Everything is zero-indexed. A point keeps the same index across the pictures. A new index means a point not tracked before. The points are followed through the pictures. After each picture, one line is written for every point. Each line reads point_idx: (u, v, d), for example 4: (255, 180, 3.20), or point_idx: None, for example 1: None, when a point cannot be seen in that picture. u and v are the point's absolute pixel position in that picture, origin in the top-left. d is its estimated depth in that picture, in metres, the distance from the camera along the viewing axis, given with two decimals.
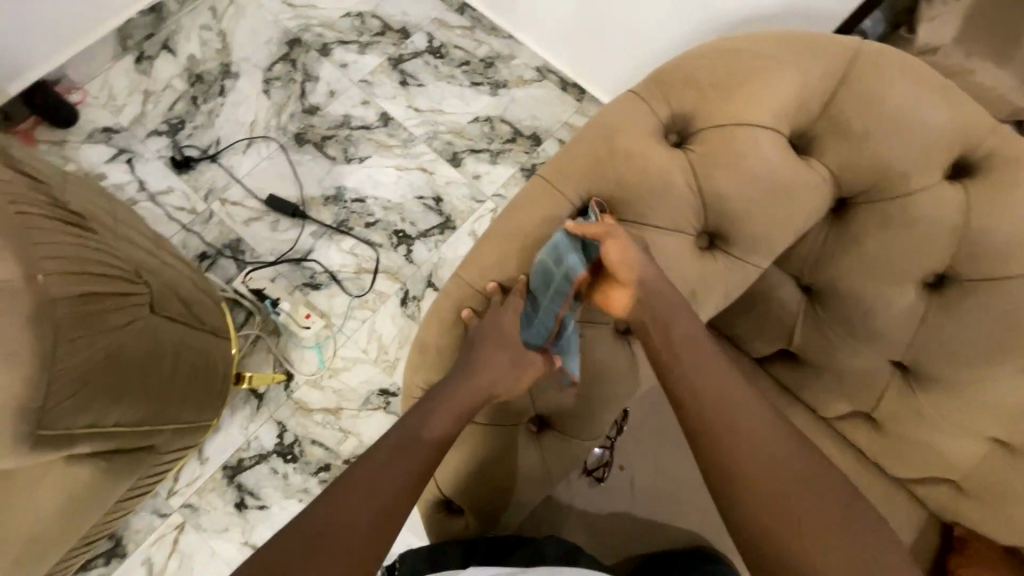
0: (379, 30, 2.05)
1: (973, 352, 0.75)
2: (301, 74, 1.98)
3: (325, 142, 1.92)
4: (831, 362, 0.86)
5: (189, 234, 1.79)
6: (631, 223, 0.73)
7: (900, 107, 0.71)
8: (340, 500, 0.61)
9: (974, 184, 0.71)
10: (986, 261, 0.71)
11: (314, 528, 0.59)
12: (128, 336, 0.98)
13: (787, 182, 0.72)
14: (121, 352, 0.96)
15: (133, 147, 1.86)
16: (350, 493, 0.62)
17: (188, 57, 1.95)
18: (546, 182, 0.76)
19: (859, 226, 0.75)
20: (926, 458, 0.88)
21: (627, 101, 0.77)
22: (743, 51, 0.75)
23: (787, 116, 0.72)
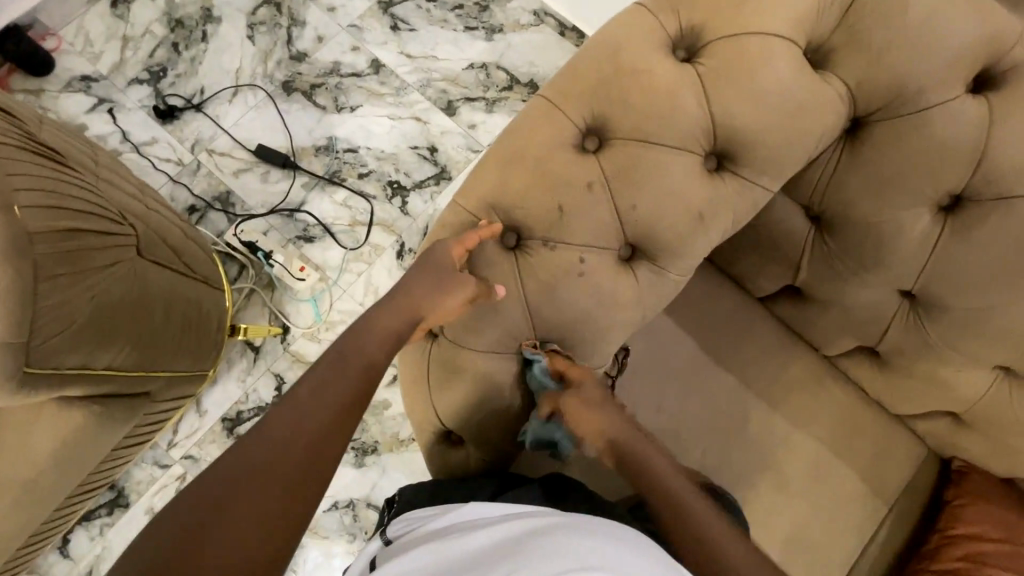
0: None
1: (985, 278, 0.73)
2: (287, 19, 1.89)
3: (314, 91, 1.84)
4: (837, 294, 0.85)
5: (177, 187, 1.74)
6: (636, 142, 0.70)
7: (925, 13, 0.66)
8: (289, 423, 0.65)
9: (997, 98, 0.68)
10: (1006, 180, 0.68)
11: (274, 441, 0.64)
12: (115, 278, 0.95)
13: (801, 97, 0.68)
14: (108, 293, 0.94)
15: (113, 96, 1.79)
16: (296, 417, 0.66)
17: (167, 1, 1.85)
18: (548, 103, 0.73)
19: (873, 146, 0.72)
20: (928, 389, 0.88)
21: (632, 16, 0.72)
22: None
23: (803, 28, 0.68)
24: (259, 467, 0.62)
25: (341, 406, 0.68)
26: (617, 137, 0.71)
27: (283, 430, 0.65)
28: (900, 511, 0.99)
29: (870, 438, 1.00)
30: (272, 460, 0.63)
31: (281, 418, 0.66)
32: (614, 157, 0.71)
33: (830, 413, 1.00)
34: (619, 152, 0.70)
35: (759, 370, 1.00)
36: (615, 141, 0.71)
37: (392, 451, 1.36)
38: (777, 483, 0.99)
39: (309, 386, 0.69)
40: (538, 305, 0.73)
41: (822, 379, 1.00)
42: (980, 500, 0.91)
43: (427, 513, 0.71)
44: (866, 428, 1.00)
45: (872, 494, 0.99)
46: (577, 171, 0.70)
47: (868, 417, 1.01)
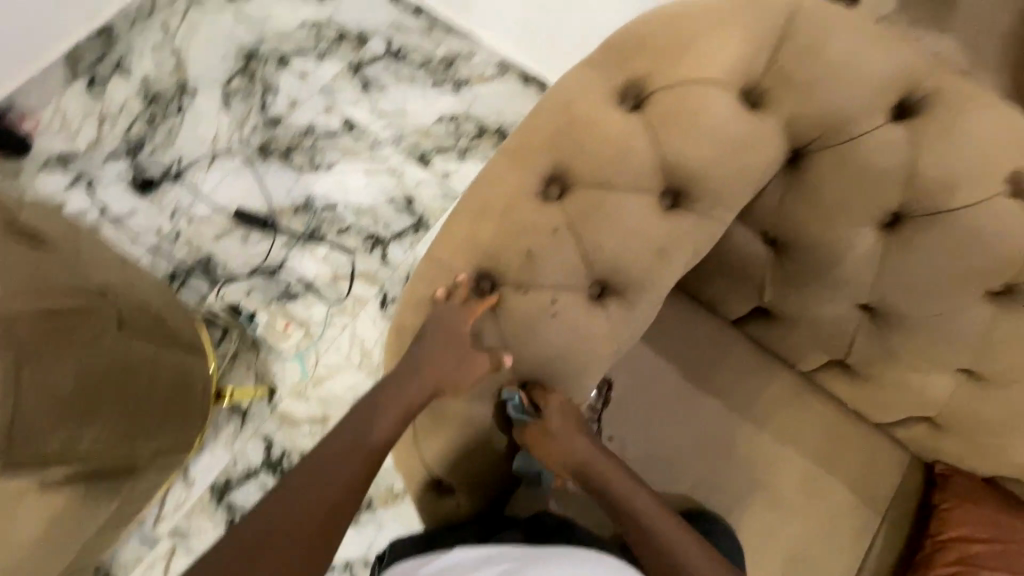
0: (336, 38, 2.04)
1: (934, 289, 0.77)
2: (260, 87, 1.96)
3: (291, 152, 1.90)
4: (801, 312, 0.89)
5: (158, 255, 1.76)
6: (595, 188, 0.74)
7: (842, 53, 0.72)
8: (300, 497, 0.69)
9: (919, 124, 0.73)
10: (938, 197, 0.73)
11: (283, 517, 0.67)
12: (96, 353, 0.97)
13: (741, 134, 0.74)
14: (90, 370, 0.95)
15: (92, 172, 1.82)
16: (307, 493, 0.69)
17: (142, 77, 1.92)
18: (509, 156, 0.77)
19: (814, 174, 0.77)
20: (901, 397, 0.91)
21: (581, 72, 0.78)
22: (689, 10, 0.76)
23: (737, 74, 0.74)
24: (267, 540, 0.66)
25: (349, 483, 0.71)
26: (577, 184, 0.75)
27: (283, 512, 0.68)
28: (892, 520, 1.00)
29: (854, 448, 1.02)
30: (280, 533, 0.67)
31: (293, 490, 0.69)
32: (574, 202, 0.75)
33: (813, 427, 1.03)
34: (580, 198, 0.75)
35: (739, 391, 1.03)
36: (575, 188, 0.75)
37: (387, 505, 1.33)
38: (770, 500, 1.00)
39: (320, 456, 0.72)
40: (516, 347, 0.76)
41: (801, 395, 1.04)
42: (966, 503, 0.93)
43: (411, 564, 0.70)
44: (849, 439, 1.02)
45: (863, 505, 1.00)
46: (542, 219, 0.74)
47: (850, 428, 1.03)
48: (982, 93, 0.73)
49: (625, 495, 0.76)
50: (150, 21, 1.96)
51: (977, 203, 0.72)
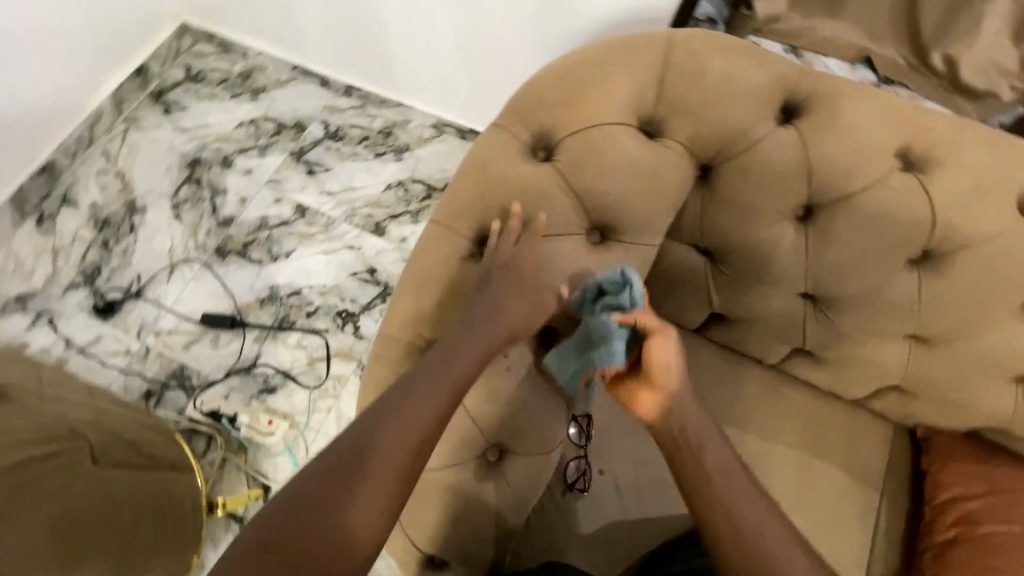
0: (274, 130, 2.11)
1: (860, 268, 0.81)
2: (208, 191, 2.01)
3: (248, 248, 1.93)
4: (750, 311, 0.92)
5: (129, 376, 1.74)
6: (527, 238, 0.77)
7: (720, 74, 0.78)
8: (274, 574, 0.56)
9: (805, 122, 0.79)
10: (840, 183, 0.78)
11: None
12: (71, 496, 0.95)
13: (648, 165, 0.79)
14: (69, 512, 0.95)
15: (52, 306, 1.81)
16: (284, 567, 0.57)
17: (90, 205, 1.95)
18: (439, 225, 0.81)
19: (725, 184, 0.82)
20: (865, 372, 0.93)
21: (490, 135, 0.83)
22: (576, 61, 0.82)
23: (631, 110, 0.79)
24: None
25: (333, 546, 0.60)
26: None
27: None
28: (891, 493, 1.01)
29: (837, 430, 1.04)
30: None
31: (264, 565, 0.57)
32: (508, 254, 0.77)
33: (793, 418, 1.04)
34: (512, 249, 0.77)
35: (716, 397, 1.04)
36: (505, 239, 0.77)
37: None
38: (769, 499, 1.00)
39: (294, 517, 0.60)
40: (479, 406, 0.78)
41: (774, 388, 1.06)
42: (951, 462, 0.95)
43: None
44: (830, 422, 1.05)
45: (858, 483, 1.01)
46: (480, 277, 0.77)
47: (828, 410, 1.06)
48: (853, 85, 0.79)
49: (695, 424, 0.73)
50: (91, 152, 2.01)
51: (875, 183, 0.77)
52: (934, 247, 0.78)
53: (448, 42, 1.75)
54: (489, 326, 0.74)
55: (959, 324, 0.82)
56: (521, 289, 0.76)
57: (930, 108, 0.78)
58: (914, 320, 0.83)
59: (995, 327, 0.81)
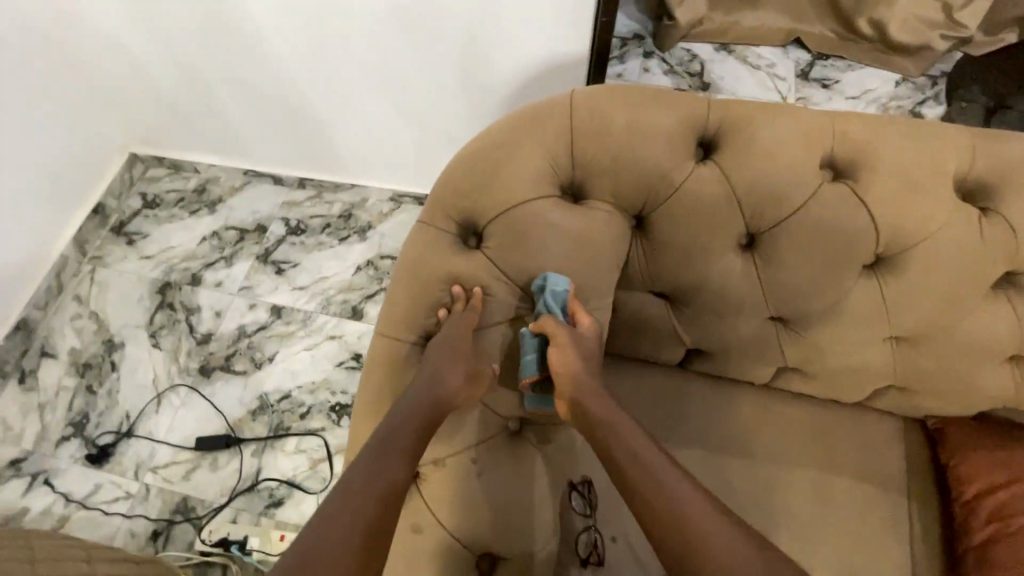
0: (237, 237, 2.07)
1: (815, 285, 0.79)
2: (183, 312, 1.97)
3: (231, 361, 1.89)
4: (723, 342, 0.89)
5: (134, 520, 1.69)
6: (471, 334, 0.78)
7: (628, 127, 0.77)
8: None
9: (723, 155, 0.77)
10: (773, 208, 0.76)
11: None
12: None
13: (578, 232, 0.78)
14: None
15: (46, 464, 1.77)
16: None
17: (70, 352, 1.90)
18: (386, 336, 0.81)
19: (660, 231, 0.80)
20: (856, 379, 0.89)
21: (418, 233, 0.82)
22: (488, 141, 0.81)
23: (548, 181, 0.79)
24: None
25: None
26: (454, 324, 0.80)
27: None
28: (913, 493, 0.97)
29: (845, 437, 1.00)
30: None
31: None
32: (451, 353, 0.75)
33: (797, 434, 1.00)
34: (457, 346, 0.75)
35: (713, 431, 1.00)
36: (446, 338, 0.76)
37: None
38: (793, 527, 0.95)
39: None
40: (460, 518, 0.74)
41: (771, 406, 1.02)
42: (967, 451, 0.91)
43: None
44: (836, 430, 1.00)
45: (879, 490, 0.96)
46: (430, 380, 0.73)
47: (831, 419, 1.01)
48: (764, 108, 0.78)
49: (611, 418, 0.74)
50: (63, 298, 1.97)
51: (810, 199, 0.75)
52: (883, 250, 0.76)
53: (387, 123, 1.71)
54: (438, 388, 0.72)
55: (933, 318, 0.79)
56: (458, 363, 0.74)
57: (843, 113, 0.77)
58: (885, 323, 0.80)
59: (968, 315, 0.78)
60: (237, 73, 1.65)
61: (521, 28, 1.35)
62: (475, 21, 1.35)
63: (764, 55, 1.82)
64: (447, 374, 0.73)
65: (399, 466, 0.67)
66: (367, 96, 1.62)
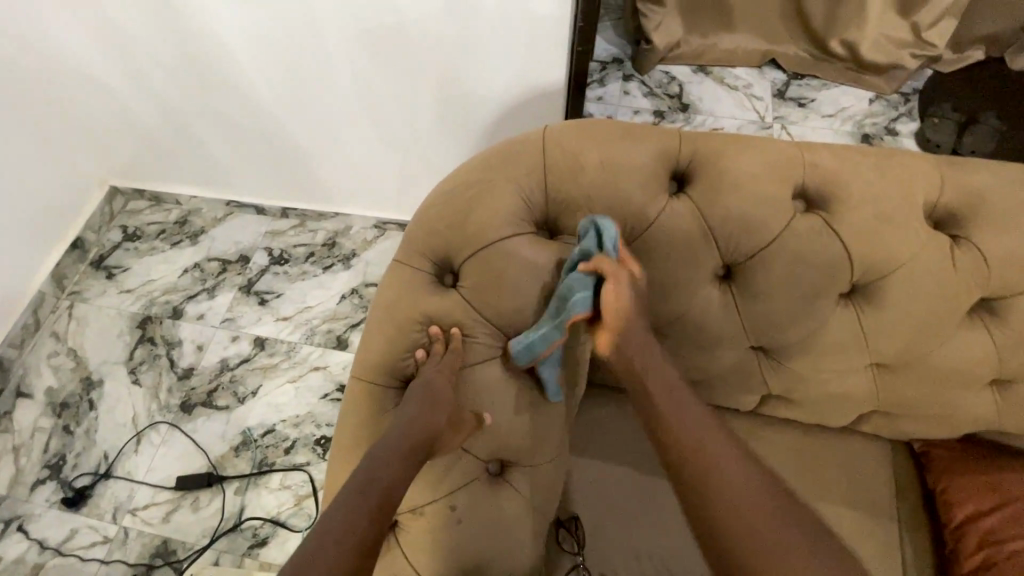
0: (219, 268, 2.04)
1: (793, 314, 0.78)
2: (163, 346, 1.93)
3: (213, 396, 1.85)
4: (705, 373, 0.88)
5: (112, 565, 1.63)
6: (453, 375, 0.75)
7: (600, 162, 0.77)
8: None
9: (696, 188, 0.77)
10: (748, 239, 0.76)
11: None
12: None
13: (556, 269, 0.77)
14: None
15: (20, 510, 1.71)
16: None
17: (46, 391, 1.85)
18: (364, 379, 0.79)
19: (636, 266, 0.80)
20: (840, 406, 0.88)
21: (394, 272, 0.81)
22: (460, 181, 0.81)
23: (523, 217, 0.78)
24: None
25: None
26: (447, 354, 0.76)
27: None
28: (904, 518, 0.95)
29: (834, 462, 0.99)
30: None
31: None
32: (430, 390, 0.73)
33: (786, 461, 0.99)
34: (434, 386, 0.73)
35: None
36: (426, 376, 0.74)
37: None
38: None
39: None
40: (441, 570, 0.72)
41: (759, 433, 1.01)
42: (954, 475, 0.90)
43: None
44: (824, 455, 0.99)
45: (870, 516, 0.95)
46: (409, 418, 0.72)
47: (818, 444, 1.00)
48: (735, 142, 0.79)
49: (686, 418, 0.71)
50: (39, 335, 1.92)
51: (785, 231, 0.75)
52: (859, 280, 0.76)
53: (367, 151, 1.71)
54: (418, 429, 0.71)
55: (910, 346, 0.78)
56: (439, 400, 0.72)
57: (812, 143, 0.78)
58: (866, 350, 0.80)
59: (947, 341, 0.78)
60: (214, 108, 1.66)
61: (497, 58, 1.36)
62: (452, 51, 1.36)
63: (740, 76, 1.86)
64: (427, 414, 0.71)
65: (374, 517, 0.64)
66: (346, 126, 1.63)
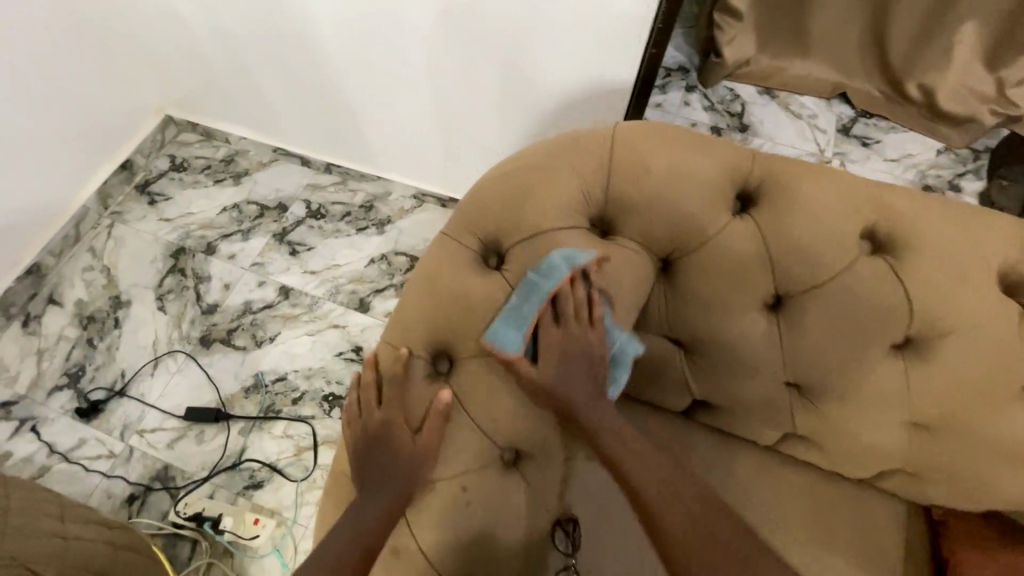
0: (257, 213, 2.07)
1: (835, 355, 0.76)
2: (192, 279, 1.96)
3: (232, 336, 1.88)
4: (733, 401, 0.87)
5: (113, 480, 1.68)
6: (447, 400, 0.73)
7: (667, 167, 0.76)
8: None
9: (762, 211, 0.75)
10: (805, 272, 0.73)
11: None
12: None
13: (603, 267, 0.75)
14: None
15: (35, 412, 1.77)
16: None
17: (76, 302, 1.91)
18: (392, 346, 0.77)
19: (685, 281, 0.78)
20: (866, 457, 0.85)
21: (441, 243, 0.80)
22: (523, 163, 0.80)
23: (579, 212, 0.77)
24: None
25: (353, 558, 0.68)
26: (475, 336, 0.75)
27: None
28: None
29: (846, 513, 0.97)
30: None
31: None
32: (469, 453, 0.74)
33: (799, 504, 0.97)
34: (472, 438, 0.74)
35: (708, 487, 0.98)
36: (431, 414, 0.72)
37: None
38: None
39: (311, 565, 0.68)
40: (440, 555, 0.72)
41: (774, 471, 0.99)
42: (972, 550, 0.87)
43: None
44: (838, 504, 0.97)
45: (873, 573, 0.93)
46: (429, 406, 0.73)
47: (831, 492, 0.98)
48: (810, 171, 0.76)
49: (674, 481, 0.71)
50: (77, 247, 1.97)
51: (846, 270, 0.72)
52: (915, 333, 0.73)
53: (418, 121, 1.70)
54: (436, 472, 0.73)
55: (954, 410, 0.76)
56: (427, 456, 0.72)
57: (890, 185, 0.75)
58: (906, 407, 0.77)
59: (992, 412, 0.75)
60: (281, 55, 1.66)
61: (567, 47, 1.33)
62: (522, 35, 1.34)
63: (807, 105, 1.79)
64: (419, 467, 0.72)
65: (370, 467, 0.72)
66: (401, 92, 1.62)
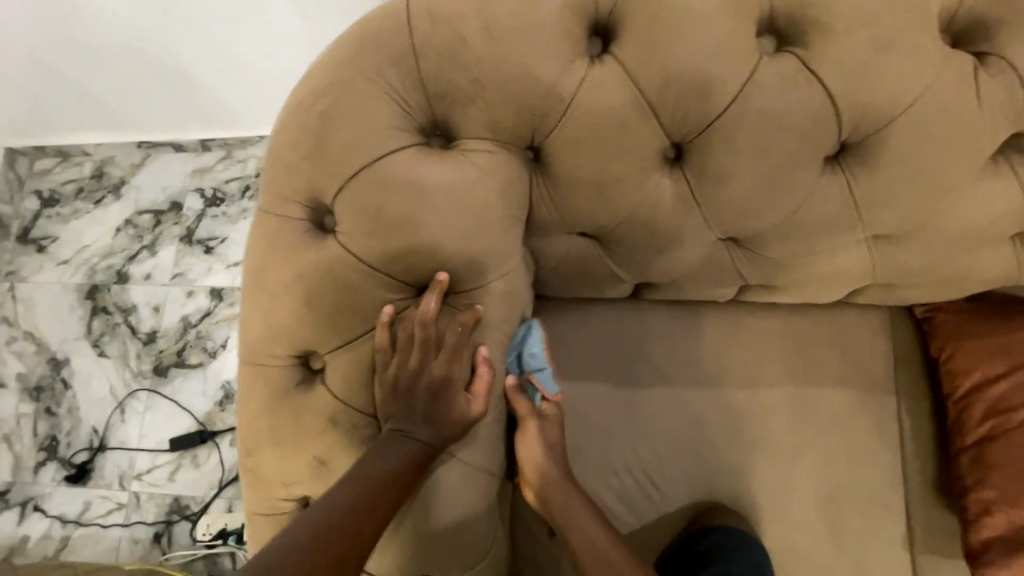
0: (154, 221, 1.61)
1: (754, 195, 0.62)
2: (118, 313, 1.58)
3: (184, 354, 1.55)
4: (670, 276, 0.74)
5: (133, 526, 1.48)
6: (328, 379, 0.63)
7: (486, 29, 0.56)
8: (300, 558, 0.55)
9: (622, 45, 0.57)
10: (695, 106, 0.57)
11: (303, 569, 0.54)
12: None
13: (452, 188, 0.59)
14: None
15: (32, 491, 1.52)
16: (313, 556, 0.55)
17: (16, 376, 1.56)
18: (249, 365, 0.64)
19: (562, 166, 0.62)
20: (832, 285, 0.74)
21: (260, 225, 0.63)
22: (313, 86, 0.60)
23: (399, 129, 0.59)
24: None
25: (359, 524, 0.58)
26: (333, 322, 0.61)
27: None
28: (897, 386, 0.88)
29: (824, 341, 0.89)
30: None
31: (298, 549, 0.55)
32: (408, 429, 0.61)
33: (775, 350, 0.89)
34: (403, 409, 0.61)
35: (679, 365, 0.89)
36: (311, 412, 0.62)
37: None
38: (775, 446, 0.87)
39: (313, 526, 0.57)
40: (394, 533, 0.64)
41: (741, 323, 0.90)
42: (963, 340, 0.80)
43: None
44: (814, 336, 0.89)
45: (864, 392, 0.88)
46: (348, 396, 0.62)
47: (802, 326, 0.90)
48: None
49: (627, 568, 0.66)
50: None
51: (744, 85, 0.56)
52: (848, 133, 0.59)
53: (293, 72, 1.20)
54: (379, 475, 0.59)
55: (912, 207, 0.63)
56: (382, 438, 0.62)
57: None
58: (856, 222, 0.65)
59: (955, 194, 0.62)
60: (83, 11, 1.11)
61: None
62: None
63: None
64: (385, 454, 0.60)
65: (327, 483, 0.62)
66: (253, 33, 1.10)
